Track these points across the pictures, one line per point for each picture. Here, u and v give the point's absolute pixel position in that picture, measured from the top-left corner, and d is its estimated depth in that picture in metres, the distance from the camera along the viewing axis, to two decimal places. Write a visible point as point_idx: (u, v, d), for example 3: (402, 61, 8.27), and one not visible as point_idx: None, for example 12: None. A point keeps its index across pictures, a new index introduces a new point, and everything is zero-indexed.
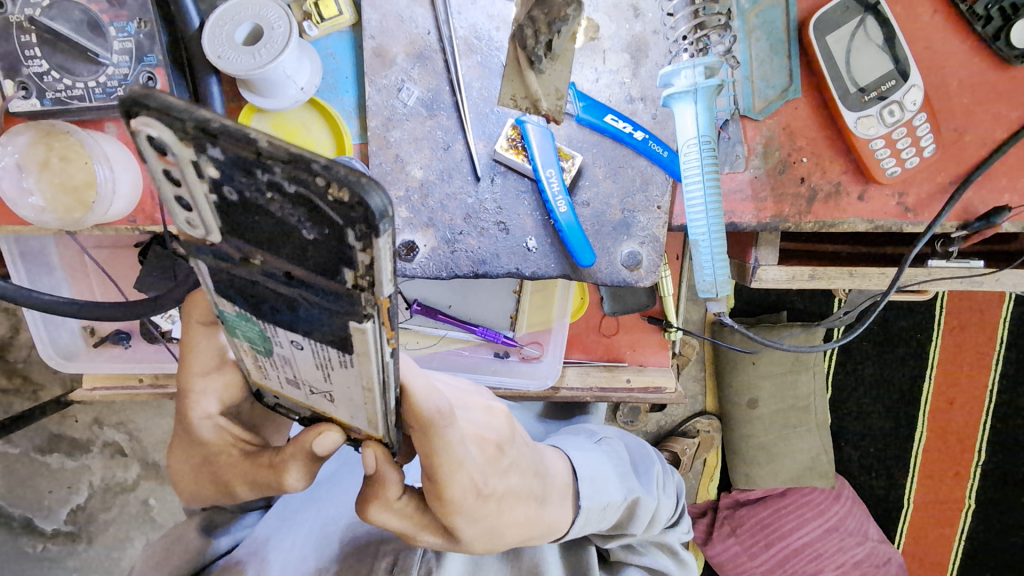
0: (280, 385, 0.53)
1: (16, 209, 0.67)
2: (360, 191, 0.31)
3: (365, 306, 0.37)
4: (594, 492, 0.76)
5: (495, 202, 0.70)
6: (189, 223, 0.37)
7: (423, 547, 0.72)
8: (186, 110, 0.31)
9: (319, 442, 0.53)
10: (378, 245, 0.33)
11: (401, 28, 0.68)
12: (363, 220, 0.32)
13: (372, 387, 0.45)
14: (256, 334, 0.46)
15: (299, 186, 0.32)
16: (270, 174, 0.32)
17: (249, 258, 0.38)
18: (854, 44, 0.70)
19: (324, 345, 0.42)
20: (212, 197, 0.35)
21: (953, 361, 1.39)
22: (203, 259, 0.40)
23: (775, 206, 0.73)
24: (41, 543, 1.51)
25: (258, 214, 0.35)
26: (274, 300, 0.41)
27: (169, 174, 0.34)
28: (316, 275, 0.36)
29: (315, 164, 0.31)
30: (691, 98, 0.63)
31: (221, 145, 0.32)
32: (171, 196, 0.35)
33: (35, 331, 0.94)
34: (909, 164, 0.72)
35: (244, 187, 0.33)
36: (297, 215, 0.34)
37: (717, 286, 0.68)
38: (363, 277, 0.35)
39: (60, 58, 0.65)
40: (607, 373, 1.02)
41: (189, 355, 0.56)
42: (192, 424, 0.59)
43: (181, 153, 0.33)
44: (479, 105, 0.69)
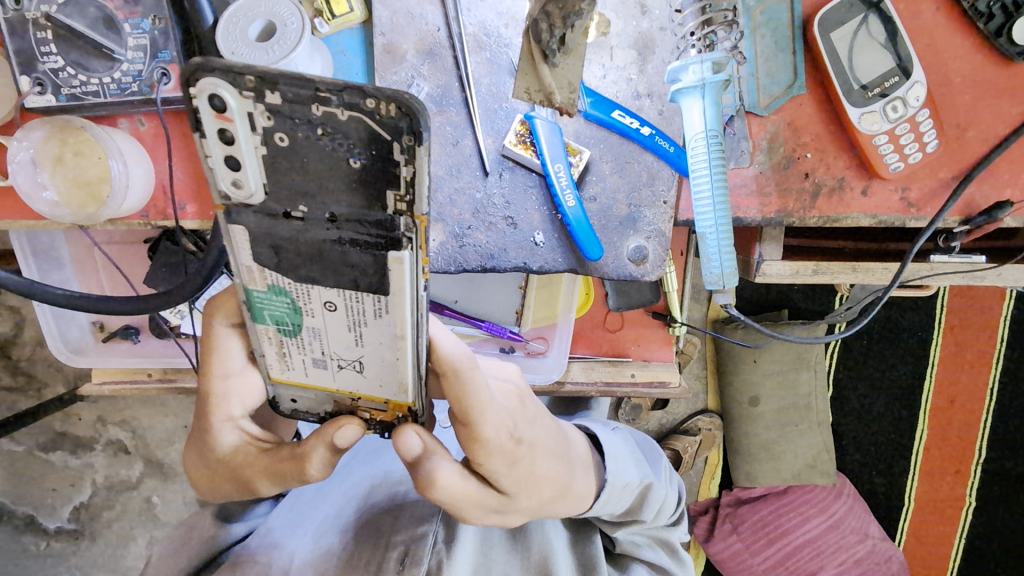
0: (303, 375, 0.55)
1: (31, 204, 0.67)
2: (405, 104, 0.38)
3: (404, 230, 0.43)
4: (617, 469, 0.79)
5: (504, 197, 0.71)
6: (236, 183, 0.42)
7: (434, 538, 0.74)
8: (244, 65, 0.37)
9: (339, 434, 0.54)
10: (420, 156, 0.39)
11: (411, 25, 0.69)
12: (409, 132, 0.39)
13: (404, 335, 0.49)
14: (286, 310, 0.49)
15: (351, 113, 0.38)
16: (324, 108, 0.39)
17: (292, 211, 0.43)
18: (858, 41, 0.71)
19: (359, 292, 0.46)
20: (263, 148, 0.41)
21: (954, 359, 1.40)
22: (242, 225, 0.44)
23: (780, 201, 0.74)
24: (44, 541, 1.52)
25: (309, 153, 0.40)
26: (312, 258, 0.45)
27: (224, 133, 0.40)
28: (359, 210, 0.42)
29: (365, 88, 0.38)
30: (698, 92, 0.64)
31: (279, 89, 0.38)
32: (222, 156, 0.41)
33: (45, 326, 0.96)
34: (912, 160, 0.73)
35: (298, 127, 0.40)
36: (346, 145, 0.40)
37: (724, 278, 0.69)
38: (405, 197, 0.41)
39: (76, 55, 0.66)
40: (612, 368, 1.03)
41: (210, 358, 0.55)
42: (212, 428, 0.58)
43: (239, 106, 0.39)
44: (488, 102, 0.70)
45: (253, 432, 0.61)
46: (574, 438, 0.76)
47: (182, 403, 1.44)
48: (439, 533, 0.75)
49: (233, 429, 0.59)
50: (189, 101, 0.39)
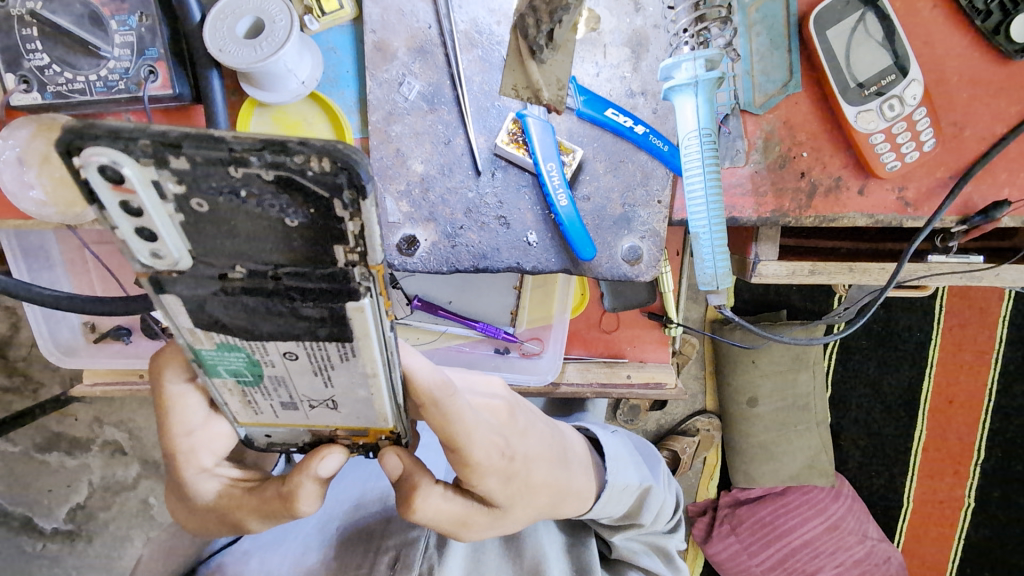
0: (273, 417, 0.52)
1: (19, 203, 0.67)
2: (340, 157, 0.32)
3: (359, 281, 0.39)
4: (616, 470, 0.79)
5: (496, 197, 0.70)
6: (156, 253, 0.37)
7: (425, 542, 0.73)
8: (136, 129, 0.32)
9: (321, 466, 0.53)
10: (366, 209, 0.34)
11: (402, 22, 0.69)
12: (349, 185, 0.33)
13: (377, 372, 0.46)
14: (243, 364, 0.46)
15: (277, 172, 0.33)
16: (243, 168, 0.33)
17: (229, 272, 0.39)
18: (853, 40, 0.70)
19: (321, 340, 0.43)
20: (180, 215, 0.35)
21: (953, 359, 1.39)
22: (175, 294, 0.40)
23: (775, 200, 0.73)
24: (41, 542, 1.51)
25: (234, 216, 0.36)
26: (262, 316, 0.41)
27: (128, 205, 0.34)
28: (305, 266, 0.38)
29: (289, 142, 0.32)
30: (691, 91, 0.64)
31: (185, 152, 0.32)
32: (133, 229, 0.35)
33: (35, 327, 0.95)
34: (908, 159, 0.72)
35: (217, 192, 0.34)
36: (278, 205, 0.35)
37: (717, 279, 0.68)
38: (355, 249, 0.37)
39: (61, 52, 0.65)
40: (608, 369, 1.02)
41: (169, 416, 0.53)
42: (187, 481, 0.58)
43: (140, 175, 0.33)
44: (480, 100, 0.69)
45: (233, 473, 0.61)
46: (575, 443, 0.76)
47: None
48: (431, 536, 0.74)
49: (210, 477, 0.59)
50: (76, 174, 0.32)
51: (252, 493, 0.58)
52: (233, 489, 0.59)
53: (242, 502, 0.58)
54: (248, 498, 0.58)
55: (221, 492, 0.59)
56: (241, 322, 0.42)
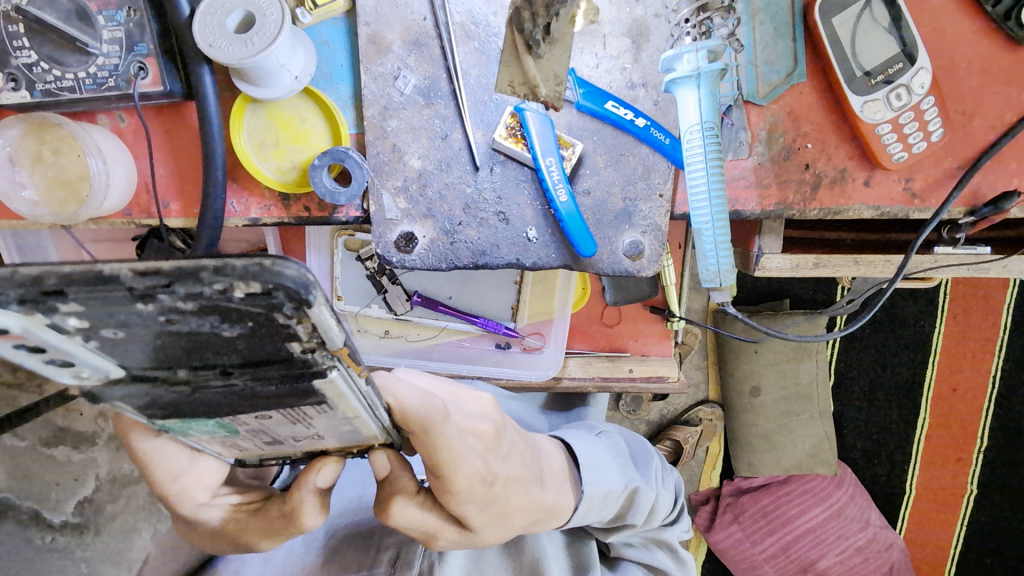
0: (260, 449, 0.52)
1: (10, 204, 0.66)
2: (264, 277, 0.29)
3: (322, 361, 0.36)
4: (594, 479, 0.77)
5: (495, 192, 0.69)
6: (80, 371, 0.36)
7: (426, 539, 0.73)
8: (14, 284, 0.29)
9: (319, 477, 0.53)
10: (314, 314, 0.31)
11: (396, 14, 0.67)
12: (288, 300, 0.30)
13: (359, 414, 0.45)
14: (212, 425, 0.44)
15: (196, 300, 0.31)
16: (154, 302, 0.31)
17: (174, 372, 0.37)
18: (859, 28, 0.68)
19: (295, 406, 0.41)
20: (92, 341, 0.34)
21: (957, 348, 1.38)
22: (123, 394, 0.39)
23: (779, 193, 0.72)
24: (49, 535, 1.51)
25: (162, 334, 0.34)
26: (221, 402, 0.40)
27: (26, 345, 0.32)
28: (258, 362, 0.36)
29: (201, 272, 0.30)
30: (693, 83, 0.62)
31: (76, 297, 0.30)
32: (43, 361, 0.34)
33: None
34: (916, 150, 0.70)
35: (133, 320, 0.32)
36: (207, 323, 0.33)
37: (720, 276, 0.67)
38: (310, 342, 0.33)
39: (49, 49, 0.64)
40: (609, 363, 1.01)
41: (150, 468, 0.54)
42: (190, 515, 0.59)
43: (27, 324, 0.31)
44: (477, 93, 0.67)
45: (234, 499, 0.61)
46: (554, 460, 0.75)
47: None
48: None
49: (212, 508, 0.60)
50: None
51: (256, 514, 0.59)
52: (237, 514, 0.60)
53: (246, 523, 0.59)
54: (254, 522, 0.59)
55: (227, 517, 0.60)
56: (199, 408, 0.41)
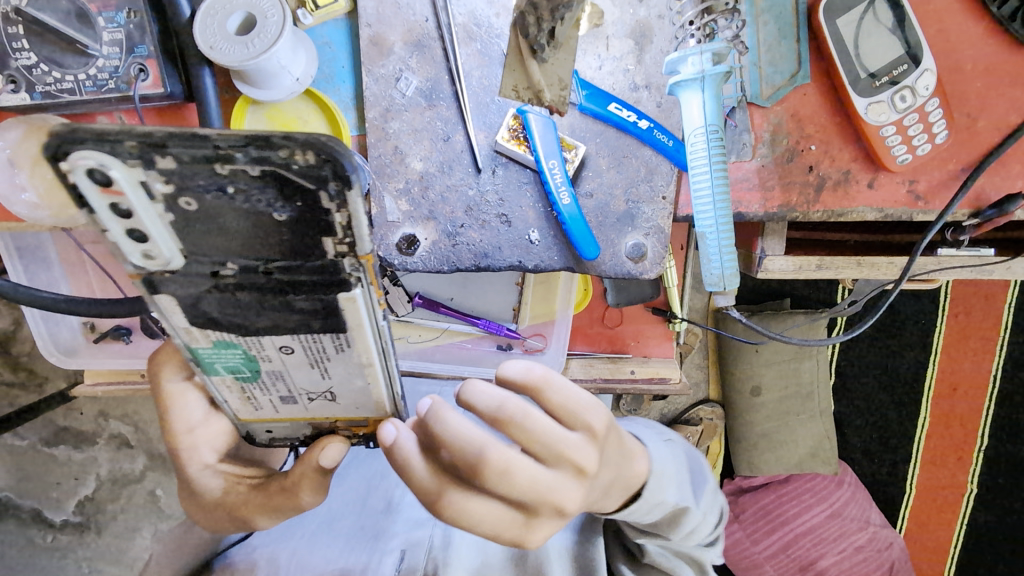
0: (273, 412, 0.59)
1: (10, 207, 0.66)
2: (325, 149, 0.37)
3: (349, 271, 0.45)
4: (656, 487, 0.64)
5: (497, 194, 0.68)
6: (147, 254, 0.44)
7: (431, 541, 0.75)
8: (123, 133, 0.37)
9: (324, 456, 0.57)
10: (351, 200, 0.40)
11: (398, 15, 0.67)
12: (334, 176, 0.38)
13: (372, 362, 0.53)
14: (240, 361, 0.53)
15: (262, 165, 0.38)
16: (229, 165, 0.38)
17: (221, 270, 0.45)
18: (863, 29, 0.68)
19: (315, 334, 0.49)
20: (168, 214, 0.41)
21: (958, 348, 1.38)
22: (169, 293, 0.47)
23: (783, 195, 0.72)
24: (50, 534, 1.52)
25: (222, 213, 0.41)
26: (257, 310, 0.48)
27: (117, 207, 0.40)
28: (295, 260, 0.44)
29: (274, 138, 0.37)
30: (698, 85, 0.62)
31: (172, 152, 0.38)
32: (124, 230, 0.42)
33: (35, 328, 0.95)
34: (920, 152, 0.70)
35: (205, 191, 0.40)
36: (266, 199, 0.40)
37: (725, 279, 0.67)
38: (344, 240, 0.42)
39: (49, 50, 0.63)
40: (612, 364, 1.01)
41: (171, 414, 0.60)
42: (193, 478, 0.62)
43: (126, 177, 0.39)
44: (480, 95, 0.67)
45: (236, 471, 0.64)
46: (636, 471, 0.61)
47: None
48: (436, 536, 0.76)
49: (213, 474, 0.63)
50: (68, 177, 0.38)
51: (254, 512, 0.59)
52: (239, 486, 0.63)
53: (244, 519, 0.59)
54: (252, 497, 0.61)
55: (227, 488, 0.63)
56: (233, 317, 0.48)
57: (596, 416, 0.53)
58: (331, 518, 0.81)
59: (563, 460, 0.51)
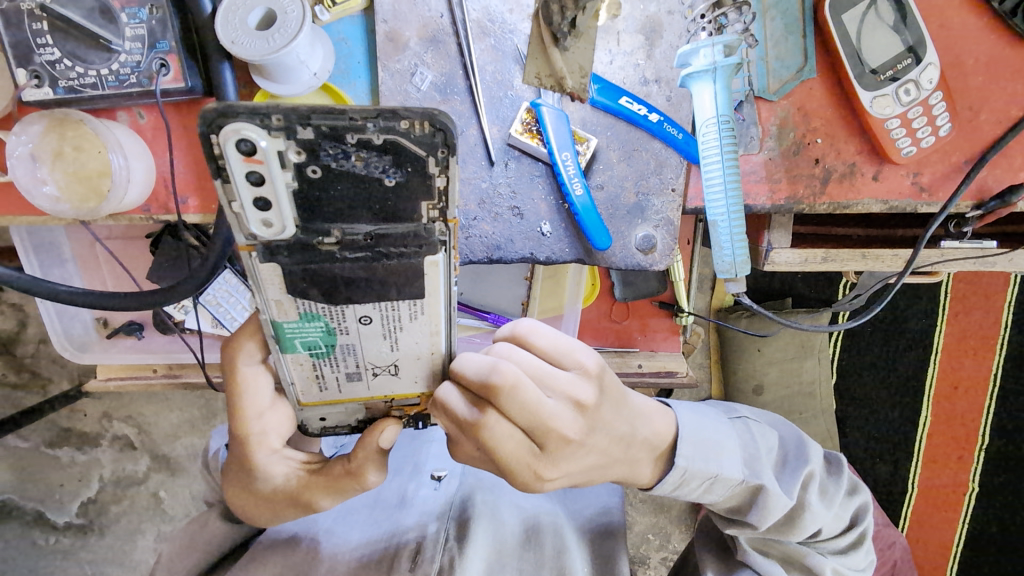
0: (337, 391, 0.60)
1: (32, 199, 0.67)
2: (437, 121, 0.44)
3: (439, 235, 0.49)
4: (697, 455, 0.67)
5: (509, 187, 0.70)
6: (265, 222, 0.46)
7: (446, 531, 0.76)
8: (273, 107, 0.42)
9: (382, 437, 0.61)
10: (451, 164, 0.45)
11: (413, 11, 0.68)
12: (443, 144, 0.45)
13: (438, 330, 0.56)
14: (320, 334, 0.54)
15: (387, 134, 0.44)
16: (358, 135, 0.44)
17: (324, 238, 0.48)
18: (868, 24, 0.69)
19: (395, 301, 0.52)
20: (294, 182, 0.45)
21: (959, 345, 1.39)
22: (276, 261, 0.49)
23: (790, 187, 0.73)
24: (53, 536, 1.52)
25: (339, 180, 0.45)
26: (351, 279, 0.50)
27: (252, 175, 0.44)
28: (391, 222, 0.48)
29: (397, 112, 0.43)
30: (710, 77, 0.64)
31: (313, 124, 0.43)
32: (251, 197, 0.45)
33: (48, 322, 0.96)
34: (924, 144, 0.71)
35: (330, 159, 0.44)
36: (381, 166, 0.45)
37: (736, 267, 0.68)
38: (438, 204, 0.47)
39: (72, 45, 0.65)
40: (619, 358, 1.03)
41: (243, 398, 0.62)
42: (260, 464, 0.64)
43: (269, 147, 0.43)
44: (493, 89, 0.69)
45: (296, 457, 0.67)
46: (655, 427, 0.65)
47: (188, 397, 1.44)
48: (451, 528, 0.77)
49: (280, 459, 0.65)
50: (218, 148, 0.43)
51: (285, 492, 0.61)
52: (300, 472, 0.65)
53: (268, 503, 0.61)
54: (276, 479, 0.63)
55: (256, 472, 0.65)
56: (326, 286, 0.50)
57: (587, 354, 0.60)
58: (345, 515, 0.82)
59: (562, 390, 0.58)
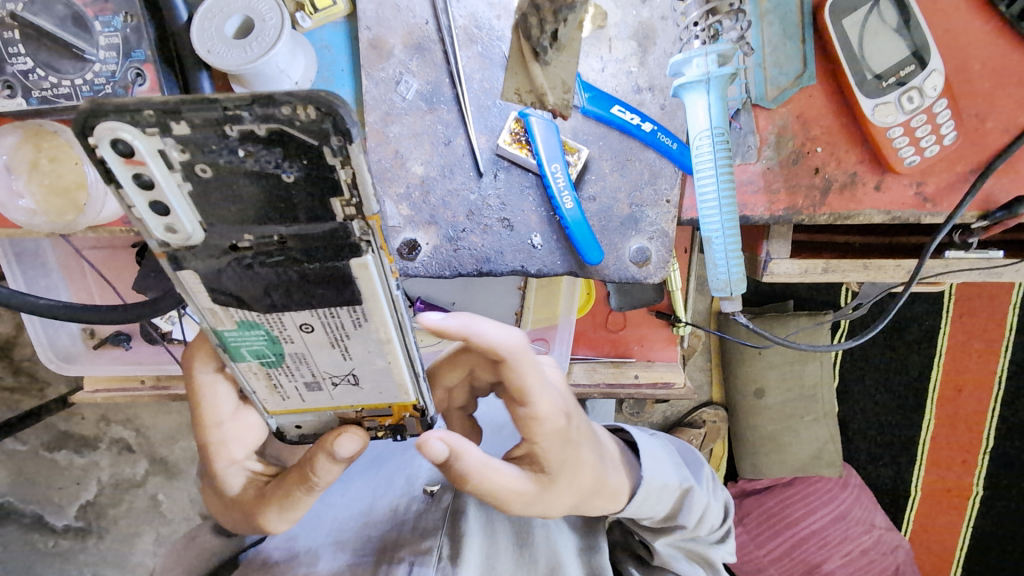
0: (300, 400, 0.57)
1: (6, 213, 0.66)
2: (324, 103, 0.38)
3: (359, 234, 0.44)
4: (652, 467, 0.77)
5: (499, 198, 0.67)
6: (170, 228, 0.43)
7: (439, 551, 0.73)
8: (141, 101, 0.38)
9: (340, 446, 0.55)
10: (353, 153, 0.40)
11: (398, 18, 0.66)
12: (335, 130, 0.39)
13: (390, 338, 0.50)
14: (264, 342, 0.51)
15: (267, 123, 0.39)
16: (237, 126, 0.39)
17: (239, 242, 0.45)
18: (869, 29, 0.67)
19: (332, 307, 0.48)
20: (186, 184, 0.42)
21: (964, 349, 1.36)
22: (192, 269, 0.46)
23: (789, 197, 0.71)
24: (52, 539, 1.51)
25: (235, 177, 0.41)
26: (278, 284, 0.47)
27: (140, 178, 0.41)
28: (305, 221, 0.43)
29: (276, 96, 0.38)
30: (703, 88, 0.61)
31: (185, 118, 0.38)
32: (147, 204, 0.42)
33: (33, 334, 0.95)
34: (928, 154, 0.69)
35: (217, 155, 0.40)
36: (273, 160, 0.40)
37: (731, 285, 0.66)
38: (350, 200, 0.42)
39: (45, 55, 0.63)
40: (615, 369, 1.01)
41: (203, 407, 0.59)
42: (218, 472, 0.63)
43: (147, 146, 0.40)
44: (481, 98, 0.66)
45: (257, 467, 0.66)
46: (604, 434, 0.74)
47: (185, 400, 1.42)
48: (444, 547, 0.74)
49: (239, 471, 0.64)
50: (95, 152, 0.40)
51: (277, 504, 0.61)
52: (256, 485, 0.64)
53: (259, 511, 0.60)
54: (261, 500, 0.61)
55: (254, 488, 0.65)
56: (258, 293, 0.48)
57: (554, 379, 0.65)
58: (336, 531, 0.80)
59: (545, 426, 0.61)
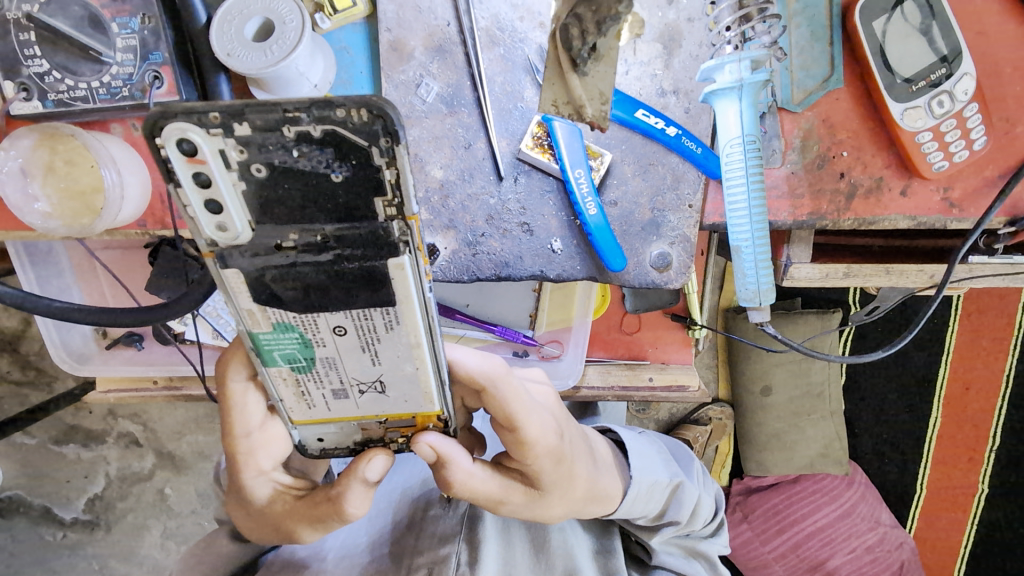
0: (326, 409, 0.56)
1: (22, 217, 0.65)
2: (376, 106, 0.38)
3: (399, 234, 0.43)
4: (641, 466, 0.82)
5: (519, 203, 0.66)
6: (220, 226, 0.43)
7: (457, 559, 0.73)
8: (207, 104, 0.39)
9: (369, 468, 0.57)
10: (400, 154, 0.40)
11: (418, 19, 0.65)
12: (385, 132, 0.39)
13: (419, 344, 0.50)
14: (297, 346, 0.50)
15: (324, 125, 0.39)
16: (295, 128, 0.39)
17: (284, 241, 0.45)
18: (899, 31, 0.65)
19: (366, 308, 0.47)
20: (241, 183, 0.41)
21: (975, 349, 1.35)
22: (236, 267, 0.46)
23: (813, 203, 0.70)
24: (61, 531, 1.52)
25: (287, 177, 0.41)
26: (321, 286, 0.46)
27: (199, 176, 0.41)
28: (348, 221, 0.43)
29: (332, 99, 0.38)
30: (735, 94, 0.60)
31: (247, 119, 0.39)
32: (202, 202, 0.42)
33: (46, 335, 0.94)
34: (957, 159, 0.68)
35: (273, 154, 0.40)
36: (325, 161, 0.40)
37: (759, 295, 0.65)
38: (393, 201, 0.42)
39: (62, 57, 0.62)
40: (629, 371, 0.99)
41: (232, 417, 0.58)
42: (246, 482, 0.63)
43: (210, 146, 0.40)
44: (502, 101, 0.65)
45: (284, 480, 0.65)
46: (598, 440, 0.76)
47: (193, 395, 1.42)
48: (463, 553, 0.73)
49: (266, 482, 0.63)
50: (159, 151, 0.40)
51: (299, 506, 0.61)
52: (285, 496, 0.64)
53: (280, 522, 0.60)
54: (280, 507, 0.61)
55: (270, 495, 0.64)
56: (296, 294, 0.47)
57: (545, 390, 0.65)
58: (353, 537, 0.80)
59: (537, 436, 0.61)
